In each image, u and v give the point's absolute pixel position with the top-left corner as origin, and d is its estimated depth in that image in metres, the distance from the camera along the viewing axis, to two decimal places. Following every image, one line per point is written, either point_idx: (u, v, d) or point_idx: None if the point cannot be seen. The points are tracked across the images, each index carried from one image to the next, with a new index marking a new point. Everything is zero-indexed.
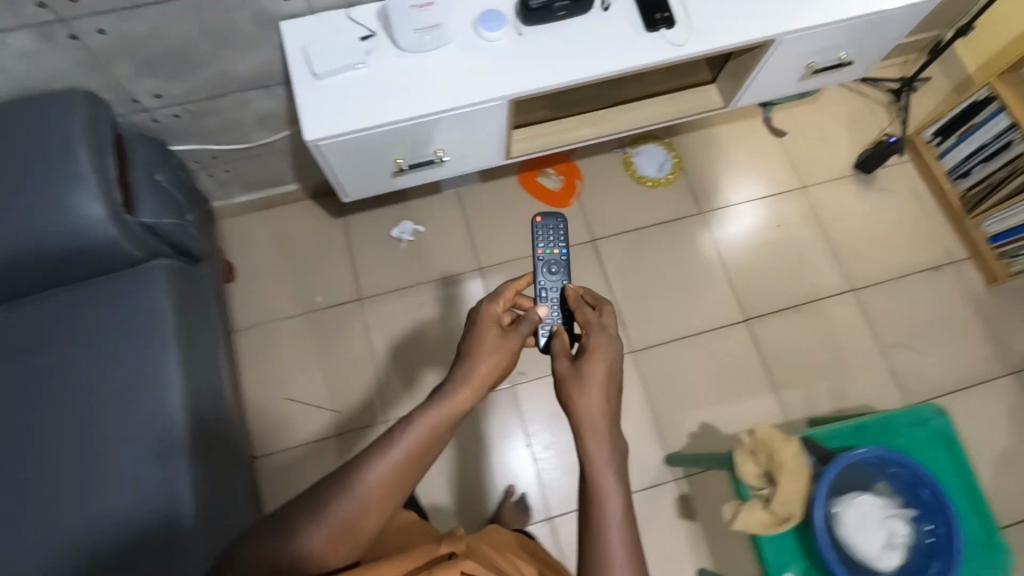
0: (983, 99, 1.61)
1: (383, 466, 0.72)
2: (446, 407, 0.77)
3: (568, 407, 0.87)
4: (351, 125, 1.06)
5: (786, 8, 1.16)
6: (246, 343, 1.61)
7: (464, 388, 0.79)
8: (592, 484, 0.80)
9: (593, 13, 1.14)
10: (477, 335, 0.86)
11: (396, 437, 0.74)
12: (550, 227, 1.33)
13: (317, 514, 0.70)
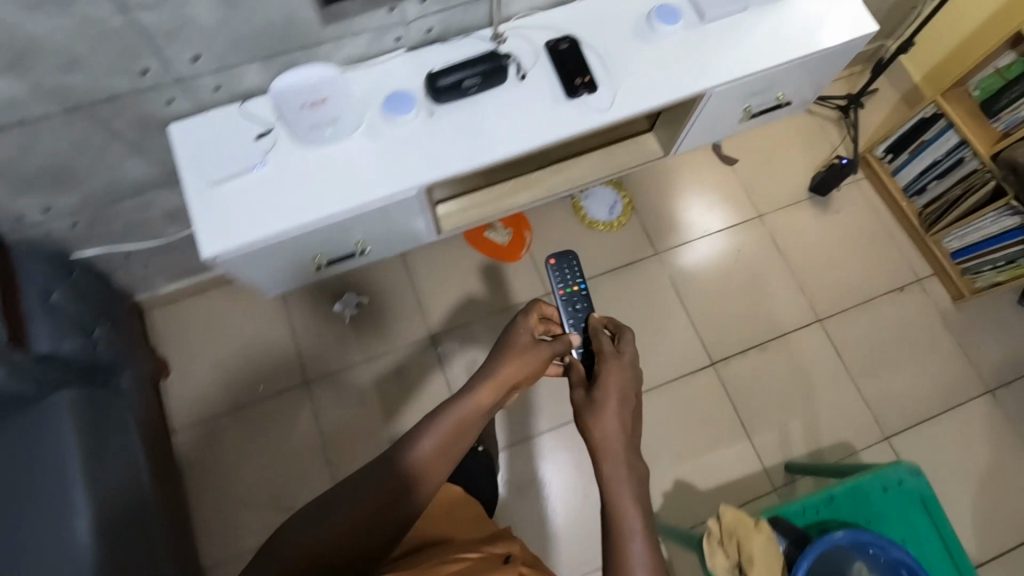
0: (930, 117, 1.57)
1: (426, 446, 0.82)
2: (477, 399, 0.86)
3: (584, 433, 0.88)
4: (256, 231, 0.97)
5: (711, 60, 1.11)
6: (186, 443, 1.51)
7: (493, 382, 0.88)
8: (610, 504, 0.81)
9: (509, 83, 1.06)
10: (504, 341, 0.94)
11: (436, 421, 0.83)
12: (565, 266, 1.27)
13: (366, 484, 0.78)
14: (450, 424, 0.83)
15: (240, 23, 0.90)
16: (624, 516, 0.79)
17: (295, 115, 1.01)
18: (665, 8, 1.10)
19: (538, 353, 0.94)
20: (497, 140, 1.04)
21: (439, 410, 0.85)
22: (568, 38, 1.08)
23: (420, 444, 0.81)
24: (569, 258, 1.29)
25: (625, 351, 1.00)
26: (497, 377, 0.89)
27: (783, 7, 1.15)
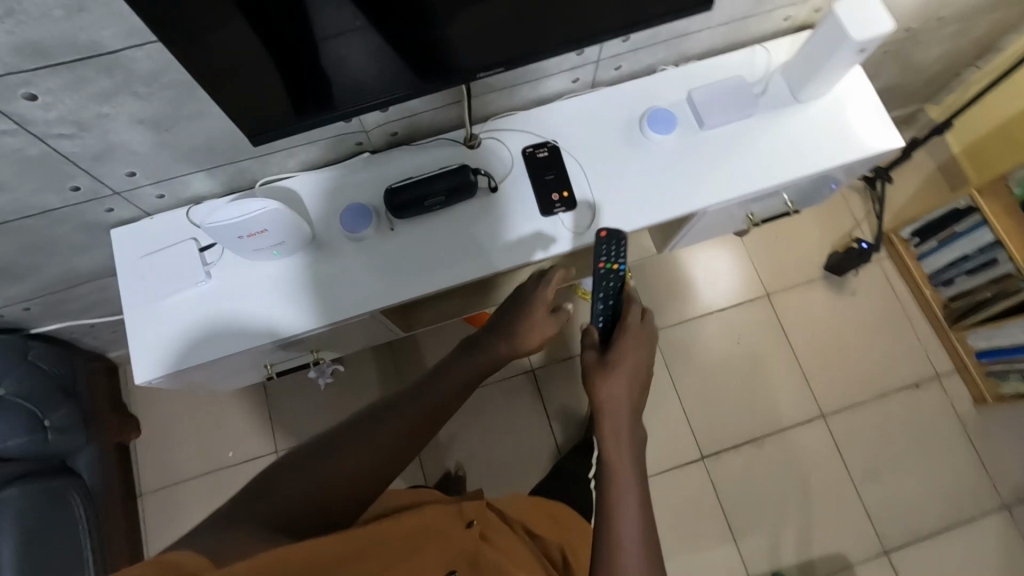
0: (963, 208, 1.41)
1: (435, 391, 0.78)
2: (485, 355, 0.85)
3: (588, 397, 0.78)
4: (194, 355, 0.90)
5: (709, 176, 0.99)
6: (152, 509, 1.47)
7: (500, 339, 0.87)
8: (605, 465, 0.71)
9: (479, 194, 0.98)
10: (511, 301, 0.91)
11: (442, 376, 0.81)
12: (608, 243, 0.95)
13: (370, 417, 0.72)
14: (460, 376, 0.82)
15: (180, 141, 0.82)
16: (617, 476, 0.69)
17: (236, 243, 0.89)
18: (660, 115, 1.00)
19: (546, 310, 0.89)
20: (464, 256, 0.95)
21: (444, 364, 0.84)
22: (548, 145, 0.99)
23: (429, 389, 0.78)
24: (621, 239, 0.94)
25: (649, 325, 0.86)
26: (504, 336, 0.87)
27: (796, 113, 1.02)
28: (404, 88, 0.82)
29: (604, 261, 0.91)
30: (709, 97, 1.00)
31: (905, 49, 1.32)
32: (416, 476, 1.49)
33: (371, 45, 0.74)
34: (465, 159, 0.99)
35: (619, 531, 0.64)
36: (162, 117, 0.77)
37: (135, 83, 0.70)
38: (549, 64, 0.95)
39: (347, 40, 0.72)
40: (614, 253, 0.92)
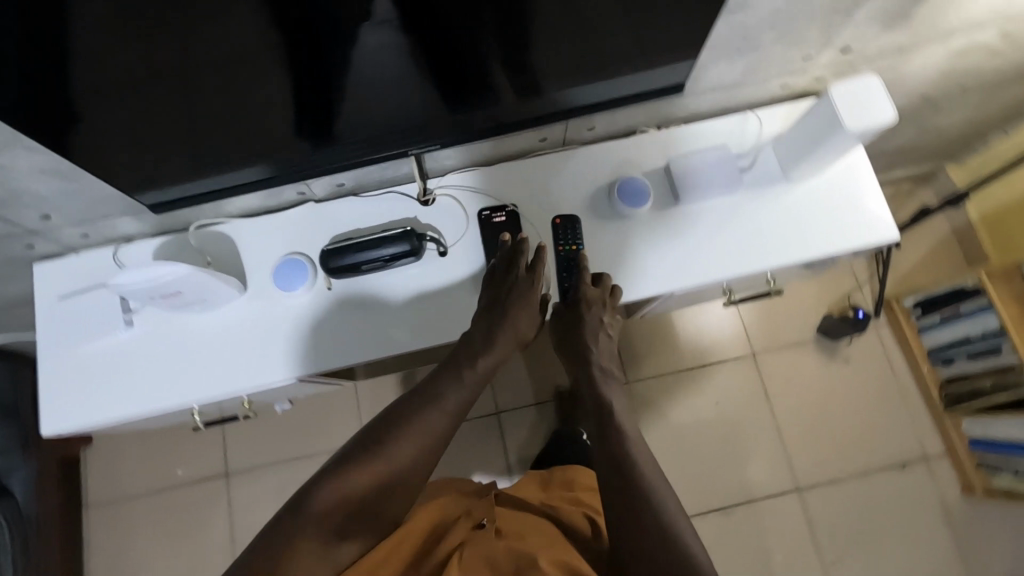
0: (969, 288, 1.31)
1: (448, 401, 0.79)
2: (490, 359, 0.84)
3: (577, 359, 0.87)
4: (113, 409, 0.85)
5: (678, 256, 0.91)
6: (96, 522, 1.44)
7: (496, 337, 0.84)
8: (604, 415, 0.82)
9: (427, 258, 0.91)
10: (491, 289, 0.87)
11: (470, 364, 0.83)
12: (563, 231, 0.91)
13: (397, 428, 0.75)
14: (471, 382, 0.82)
15: (126, 166, 0.76)
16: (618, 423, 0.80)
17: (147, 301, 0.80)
18: (634, 185, 0.91)
19: (528, 296, 0.86)
20: (403, 325, 0.89)
21: (450, 370, 0.83)
22: (507, 209, 0.91)
23: (443, 397, 0.79)
24: (575, 223, 0.91)
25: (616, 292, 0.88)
26: (499, 332, 0.84)
27: (786, 193, 0.92)
28: (414, 114, 0.78)
29: (560, 246, 0.90)
30: (690, 169, 0.91)
31: (923, 114, 1.22)
32: None
33: (385, 76, 0.71)
34: (416, 217, 0.92)
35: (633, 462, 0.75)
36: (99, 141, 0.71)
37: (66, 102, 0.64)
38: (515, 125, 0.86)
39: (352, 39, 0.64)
40: (571, 236, 0.90)
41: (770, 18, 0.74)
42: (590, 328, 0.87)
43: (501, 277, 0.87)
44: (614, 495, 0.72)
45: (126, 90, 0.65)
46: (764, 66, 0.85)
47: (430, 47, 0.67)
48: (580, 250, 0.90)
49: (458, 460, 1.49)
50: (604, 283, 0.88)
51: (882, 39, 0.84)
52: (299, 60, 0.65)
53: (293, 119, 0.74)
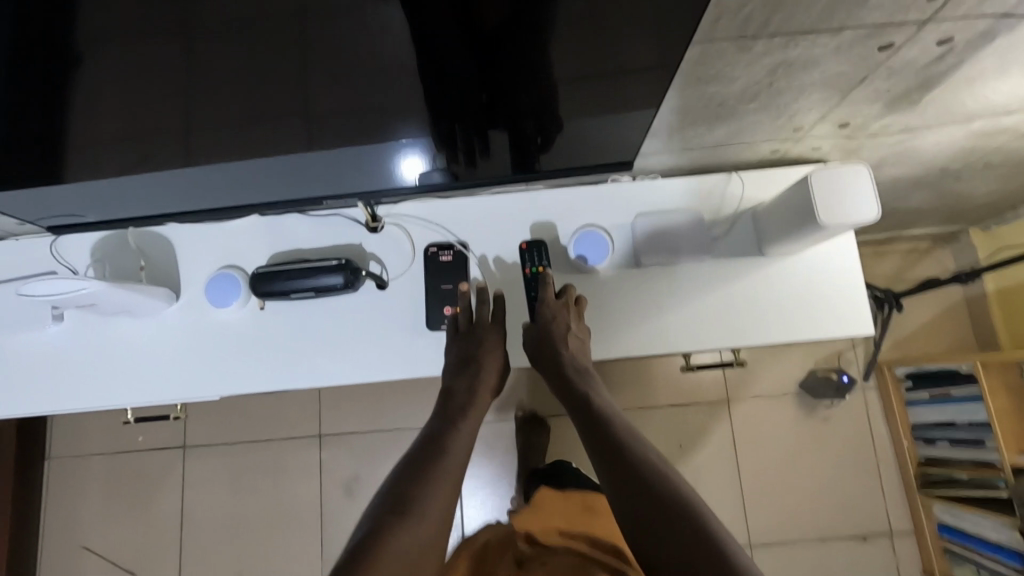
0: (964, 374, 1.22)
1: (455, 451, 0.76)
2: (480, 409, 0.82)
3: (559, 374, 0.82)
4: (90, 400, 0.83)
5: (630, 321, 0.85)
6: (55, 476, 1.48)
7: (479, 388, 0.82)
8: (598, 420, 0.79)
9: (365, 288, 0.87)
10: (458, 348, 0.83)
11: (464, 419, 0.80)
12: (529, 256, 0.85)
13: (419, 485, 0.71)
14: (469, 431, 0.80)
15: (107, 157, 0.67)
16: (613, 423, 0.78)
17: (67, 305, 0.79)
18: (597, 240, 0.85)
19: (495, 343, 0.84)
20: (334, 356, 0.85)
21: (447, 422, 0.80)
22: (455, 249, 0.86)
23: (451, 444, 0.77)
24: (543, 246, 0.85)
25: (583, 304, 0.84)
26: (479, 381, 0.82)
27: (760, 268, 0.85)
28: (436, 138, 0.69)
29: (528, 268, 0.85)
30: (659, 231, 0.85)
31: (944, 182, 1.10)
32: (312, 506, 1.45)
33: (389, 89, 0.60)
34: (360, 244, 0.88)
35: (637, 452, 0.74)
36: (92, 143, 0.65)
37: (55, 101, 0.58)
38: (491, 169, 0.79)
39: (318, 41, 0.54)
40: (538, 257, 0.85)
41: (749, 92, 0.66)
42: (556, 341, 0.81)
43: (466, 331, 0.84)
44: (631, 492, 0.71)
45: (116, 95, 0.59)
46: (747, 132, 0.77)
47: (453, 60, 0.56)
48: (548, 271, 0.85)
49: None
50: (572, 299, 0.83)
51: (884, 119, 0.76)
52: (306, 54, 0.55)
53: (308, 129, 0.65)
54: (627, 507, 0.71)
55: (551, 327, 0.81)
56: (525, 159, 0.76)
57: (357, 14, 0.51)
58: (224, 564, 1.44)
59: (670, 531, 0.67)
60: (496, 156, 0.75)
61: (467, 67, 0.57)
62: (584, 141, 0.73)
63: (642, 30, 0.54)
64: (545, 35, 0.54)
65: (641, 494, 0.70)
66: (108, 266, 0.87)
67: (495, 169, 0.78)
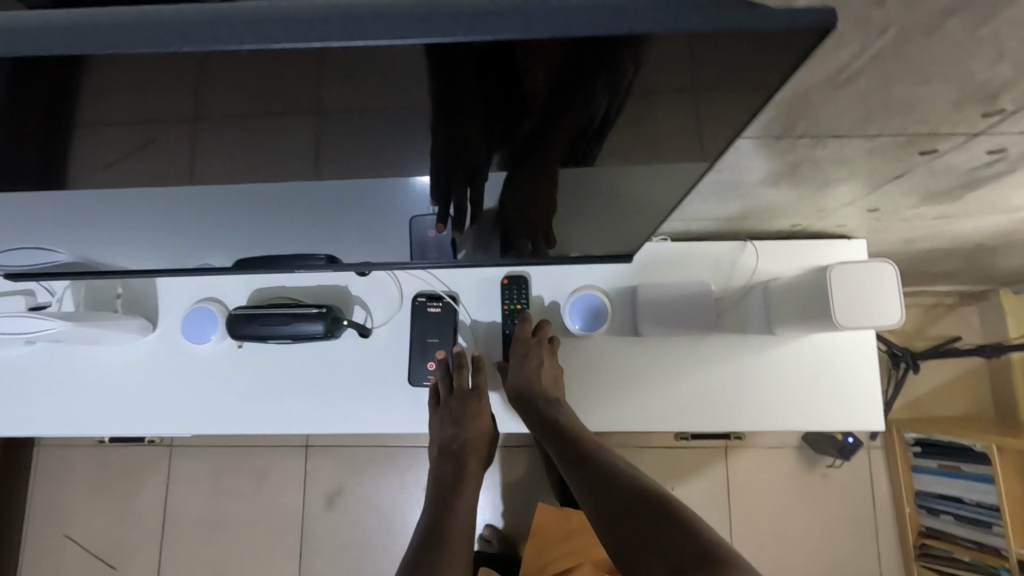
0: (976, 452, 1.16)
1: (457, 535, 0.70)
2: (473, 487, 0.78)
3: (534, 412, 0.75)
4: (60, 427, 0.81)
5: (623, 391, 0.80)
6: (42, 461, 1.49)
7: (468, 464, 0.78)
8: (575, 442, 0.71)
9: (346, 334, 0.83)
10: (442, 418, 0.80)
11: (460, 499, 0.75)
12: (508, 294, 0.82)
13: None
14: (467, 509, 0.75)
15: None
16: (589, 441, 0.71)
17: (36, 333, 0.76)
18: (595, 305, 0.80)
19: (478, 411, 0.80)
20: (303, 402, 0.81)
21: (442, 506, 0.75)
22: (443, 300, 0.82)
23: (452, 525, 0.71)
24: (523, 281, 0.83)
25: (552, 342, 0.80)
26: (467, 456, 0.79)
27: (769, 350, 0.79)
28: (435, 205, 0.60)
29: (503, 304, 0.82)
30: (661, 301, 0.79)
31: (979, 253, 1.03)
32: (294, 516, 1.44)
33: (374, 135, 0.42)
34: (346, 286, 0.84)
35: (612, 467, 0.67)
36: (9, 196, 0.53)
37: None
38: (498, 219, 0.64)
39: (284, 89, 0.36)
40: (517, 293, 0.82)
41: (768, 176, 0.61)
42: (531, 383, 0.76)
43: (445, 401, 0.80)
44: (615, 514, 0.62)
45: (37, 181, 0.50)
46: (766, 207, 0.71)
47: (476, 114, 0.39)
48: (527, 309, 0.82)
49: (395, 485, 1.44)
50: (543, 337, 0.80)
51: (919, 208, 0.69)
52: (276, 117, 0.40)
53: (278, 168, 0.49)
54: (613, 538, 0.61)
55: (523, 365, 0.77)
56: (535, 201, 0.59)
57: (327, 132, 0.42)
58: (202, 566, 1.43)
59: (665, 546, 0.57)
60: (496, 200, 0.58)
61: (467, 142, 0.44)
62: (601, 210, 0.64)
63: (677, 140, 0.45)
64: (557, 147, 0.45)
65: (626, 510, 0.61)
66: (83, 289, 0.83)
67: (499, 215, 0.63)
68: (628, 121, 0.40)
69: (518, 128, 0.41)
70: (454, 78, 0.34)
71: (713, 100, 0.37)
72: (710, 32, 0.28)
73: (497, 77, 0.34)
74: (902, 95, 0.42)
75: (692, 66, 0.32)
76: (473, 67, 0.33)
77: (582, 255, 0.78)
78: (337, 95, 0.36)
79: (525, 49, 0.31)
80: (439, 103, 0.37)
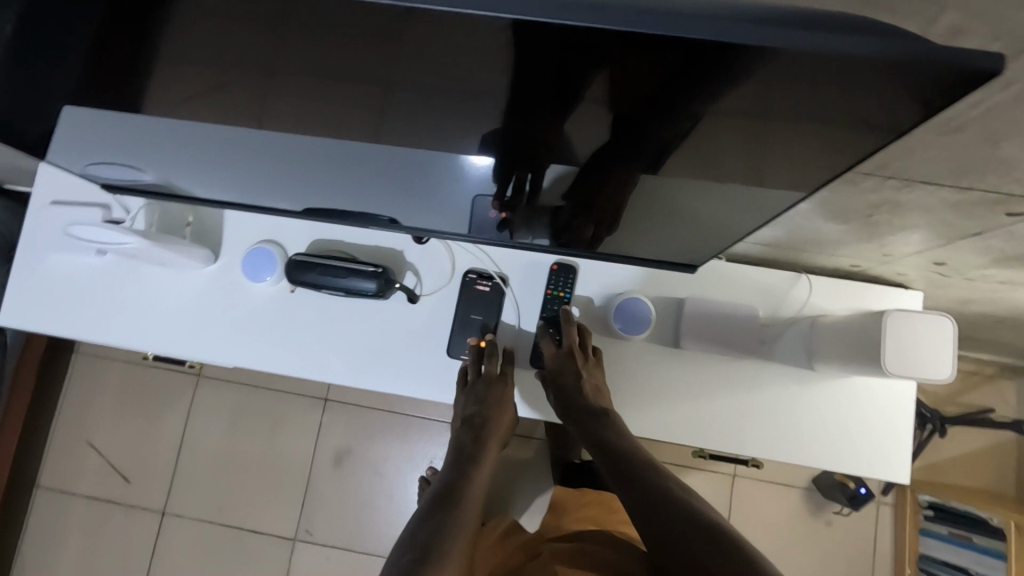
0: (993, 526, 1.14)
1: (471, 500, 0.72)
2: (488, 463, 0.80)
3: (575, 407, 0.77)
4: (117, 339, 0.86)
5: (651, 400, 0.81)
6: (78, 369, 1.56)
7: (488, 438, 0.81)
8: (627, 444, 0.72)
9: (395, 297, 0.85)
10: (468, 397, 0.82)
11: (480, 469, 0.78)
12: (558, 280, 0.83)
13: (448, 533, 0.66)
14: (482, 479, 0.77)
15: (103, 85, 0.50)
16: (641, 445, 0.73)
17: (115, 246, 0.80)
18: (640, 311, 0.81)
19: (504, 397, 0.82)
20: (343, 355, 0.84)
21: (459, 474, 0.77)
22: (493, 280, 0.84)
23: (469, 490, 0.74)
24: (571, 274, 0.83)
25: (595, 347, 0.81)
26: (488, 436, 0.81)
27: (807, 385, 0.80)
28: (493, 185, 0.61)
29: (548, 289, 0.84)
30: (707, 319, 0.80)
31: None
32: (303, 464, 1.48)
33: (464, 108, 0.43)
34: (402, 251, 0.86)
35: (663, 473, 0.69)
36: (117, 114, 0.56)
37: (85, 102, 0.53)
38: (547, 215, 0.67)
39: (395, 56, 0.37)
40: (562, 282, 0.83)
41: (842, 212, 0.61)
42: (566, 385, 0.78)
43: (478, 382, 0.82)
44: (660, 518, 0.64)
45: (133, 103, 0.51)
46: (831, 242, 0.71)
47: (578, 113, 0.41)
48: (569, 299, 0.83)
49: (404, 452, 1.47)
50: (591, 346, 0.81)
51: (987, 269, 0.68)
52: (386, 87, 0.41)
53: (365, 128, 0.50)
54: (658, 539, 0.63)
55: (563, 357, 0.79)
56: (592, 201, 0.61)
57: (425, 111, 0.44)
58: (210, 495, 1.49)
59: (679, 553, 0.60)
60: (556, 194, 0.60)
61: (553, 140, 0.46)
62: (664, 219, 0.65)
63: (761, 162, 0.45)
64: (633, 152, 0.47)
65: (647, 513, 0.65)
66: (158, 213, 0.87)
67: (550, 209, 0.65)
68: (709, 138, 0.42)
69: (595, 132, 0.43)
70: (543, 73, 0.36)
71: (801, 127, 0.38)
72: (847, 52, 0.29)
73: (584, 75, 0.35)
74: (1007, 153, 0.42)
75: (799, 92, 0.33)
76: (553, 67, 0.35)
77: (635, 257, 0.79)
78: (454, 75, 0.38)
79: (623, 50, 0.32)
80: (525, 95, 0.39)
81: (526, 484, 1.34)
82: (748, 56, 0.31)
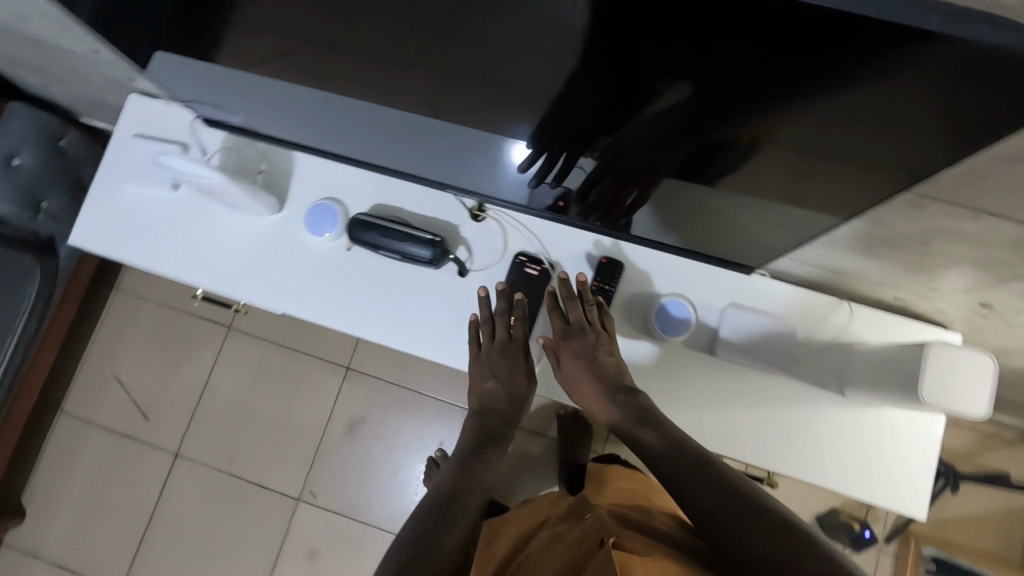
0: None
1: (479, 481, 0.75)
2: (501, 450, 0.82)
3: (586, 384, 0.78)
4: (177, 271, 0.90)
5: (680, 401, 0.83)
6: (116, 305, 1.61)
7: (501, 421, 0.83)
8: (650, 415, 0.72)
9: (445, 268, 0.88)
10: (479, 366, 0.84)
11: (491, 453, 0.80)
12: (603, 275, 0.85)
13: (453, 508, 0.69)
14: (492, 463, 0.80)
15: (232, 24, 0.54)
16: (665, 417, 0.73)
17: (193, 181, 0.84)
18: (680, 316, 0.83)
19: (512, 365, 0.84)
20: (386, 315, 0.87)
21: (473, 455, 0.80)
22: (543, 265, 0.87)
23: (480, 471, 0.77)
24: (618, 269, 0.85)
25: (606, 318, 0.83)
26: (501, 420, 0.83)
27: (836, 409, 0.81)
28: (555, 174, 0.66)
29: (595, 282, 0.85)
30: (746, 330, 0.82)
31: None
32: (316, 427, 1.51)
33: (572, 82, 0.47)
34: (458, 225, 0.89)
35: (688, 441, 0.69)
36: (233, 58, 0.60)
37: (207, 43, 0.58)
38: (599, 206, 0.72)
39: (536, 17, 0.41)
40: (609, 276, 0.85)
41: (898, 237, 0.63)
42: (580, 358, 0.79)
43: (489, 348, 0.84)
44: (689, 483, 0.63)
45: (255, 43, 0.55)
46: (878, 269, 0.73)
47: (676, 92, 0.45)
48: (613, 293, 0.85)
49: (415, 430, 1.49)
50: (602, 319, 0.83)
51: None
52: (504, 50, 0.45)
53: (467, 94, 0.54)
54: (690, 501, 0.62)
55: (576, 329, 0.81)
56: (644, 194, 0.65)
57: (534, 79, 0.48)
58: (223, 444, 1.52)
59: (712, 521, 0.59)
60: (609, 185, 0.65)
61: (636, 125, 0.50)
62: (720, 220, 0.68)
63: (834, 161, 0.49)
64: (704, 144, 0.51)
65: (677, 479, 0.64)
66: (233, 158, 0.91)
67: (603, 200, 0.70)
68: (792, 127, 0.46)
69: (681, 117, 0.47)
70: (665, 45, 0.40)
71: (884, 117, 0.41)
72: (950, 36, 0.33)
73: (703, 47, 0.39)
74: None
75: (904, 75, 0.37)
76: (680, 35, 0.39)
77: (687, 245, 0.81)
78: (577, 44, 0.42)
79: (753, 23, 0.36)
80: (635, 71, 0.44)
81: (531, 478, 1.36)
82: (862, 34, 0.35)
